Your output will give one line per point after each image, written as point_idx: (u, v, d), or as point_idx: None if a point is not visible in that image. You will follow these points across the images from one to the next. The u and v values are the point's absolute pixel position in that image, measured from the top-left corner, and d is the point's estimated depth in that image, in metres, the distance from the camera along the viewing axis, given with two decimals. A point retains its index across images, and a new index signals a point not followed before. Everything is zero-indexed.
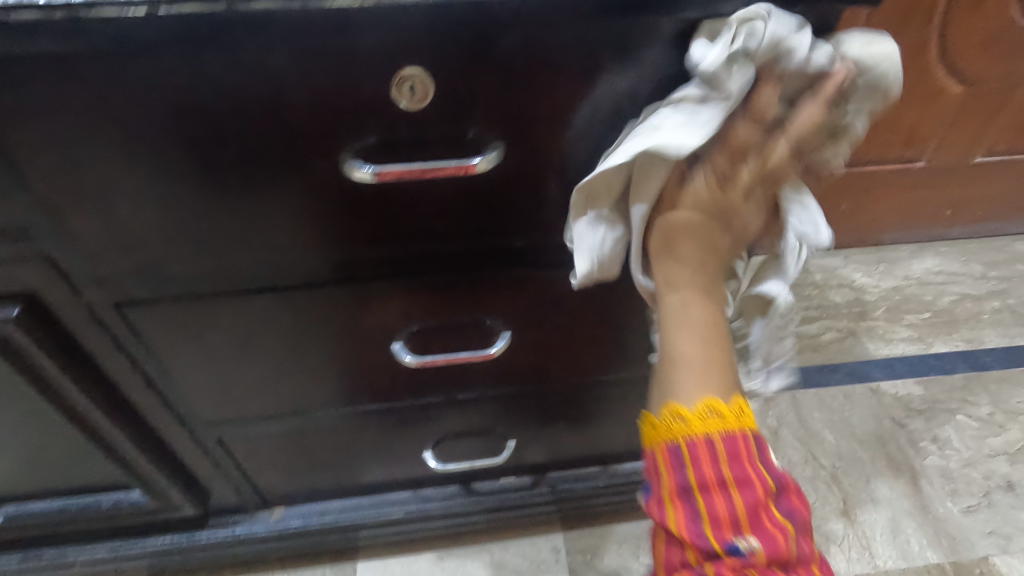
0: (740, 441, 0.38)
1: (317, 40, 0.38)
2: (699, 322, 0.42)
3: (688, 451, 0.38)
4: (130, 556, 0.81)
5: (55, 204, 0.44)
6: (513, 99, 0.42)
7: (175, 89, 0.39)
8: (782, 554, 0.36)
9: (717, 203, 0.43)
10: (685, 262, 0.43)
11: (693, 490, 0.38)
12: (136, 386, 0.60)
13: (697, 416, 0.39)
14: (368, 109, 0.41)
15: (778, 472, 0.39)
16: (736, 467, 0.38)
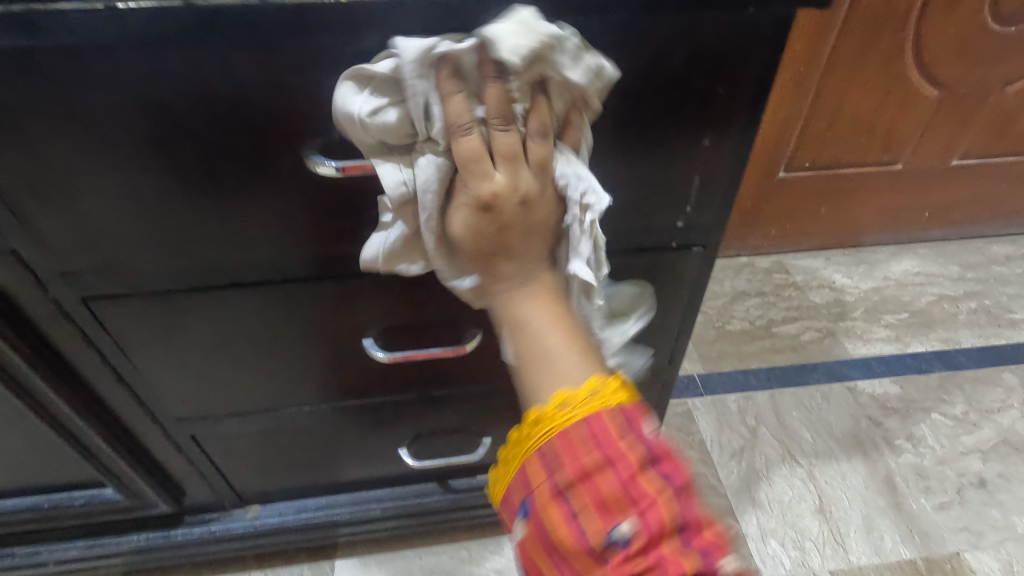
0: (597, 422, 0.39)
1: (277, 37, 0.38)
2: (547, 320, 0.44)
3: (552, 450, 0.40)
4: (105, 554, 0.80)
5: (18, 199, 0.44)
6: None
7: (135, 86, 0.39)
8: (658, 522, 0.36)
9: (518, 209, 0.41)
10: (516, 272, 0.44)
11: (565, 486, 0.38)
12: (107, 383, 0.60)
13: (546, 414, 0.41)
14: (332, 105, 0.42)
15: (645, 441, 0.39)
16: (597, 451, 0.38)
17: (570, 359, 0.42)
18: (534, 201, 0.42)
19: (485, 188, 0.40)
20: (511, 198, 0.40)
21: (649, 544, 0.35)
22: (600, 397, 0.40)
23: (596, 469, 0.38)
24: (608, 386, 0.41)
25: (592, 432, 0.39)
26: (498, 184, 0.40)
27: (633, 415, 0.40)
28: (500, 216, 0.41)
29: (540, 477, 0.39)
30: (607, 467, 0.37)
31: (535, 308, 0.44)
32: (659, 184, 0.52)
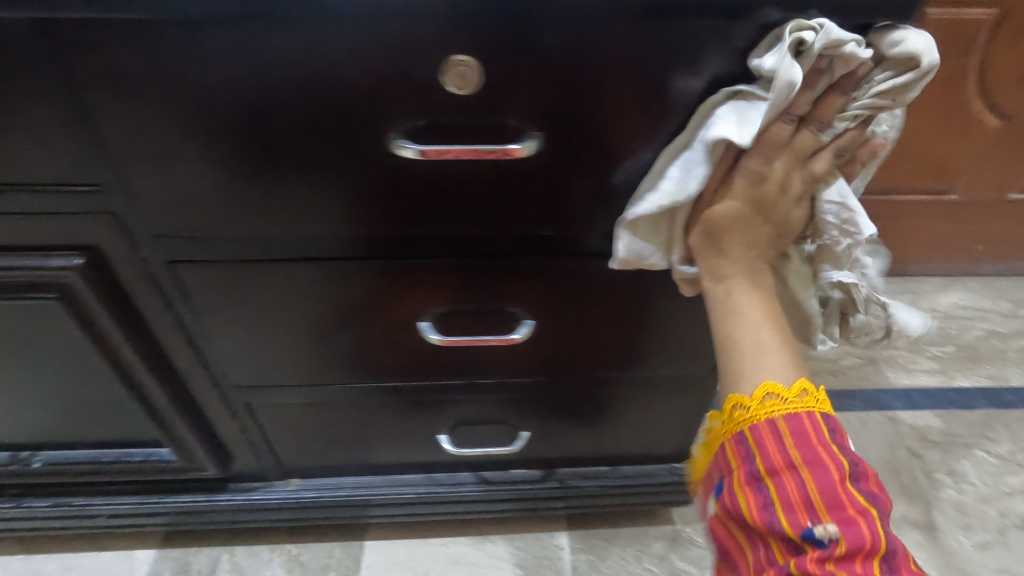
0: (807, 423, 0.43)
1: (378, 23, 0.41)
2: (758, 316, 0.48)
3: (754, 437, 0.44)
4: (153, 512, 0.85)
5: (127, 163, 0.48)
6: (553, 91, 0.45)
7: (244, 64, 0.43)
8: (866, 537, 0.38)
9: (753, 196, 0.47)
10: (739, 257, 0.49)
11: (764, 473, 0.43)
12: (178, 345, 0.63)
13: (757, 402, 0.45)
14: (418, 93, 0.44)
15: (853, 458, 0.42)
16: (804, 450, 0.42)
17: (784, 351, 0.47)
18: (772, 179, 0.46)
19: (761, 167, 0.46)
20: (776, 183, 0.46)
21: (851, 557, 0.37)
22: (811, 397, 0.45)
23: (799, 465, 0.42)
24: (823, 399, 0.46)
25: (801, 431, 0.43)
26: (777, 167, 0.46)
27: (840, 431, 0.44)
28: (760, 198, 0.47)
29: (735, 461, 0.45)
30: (810, 466, 0.41)
31: (752, 305, 0.49)
32: None
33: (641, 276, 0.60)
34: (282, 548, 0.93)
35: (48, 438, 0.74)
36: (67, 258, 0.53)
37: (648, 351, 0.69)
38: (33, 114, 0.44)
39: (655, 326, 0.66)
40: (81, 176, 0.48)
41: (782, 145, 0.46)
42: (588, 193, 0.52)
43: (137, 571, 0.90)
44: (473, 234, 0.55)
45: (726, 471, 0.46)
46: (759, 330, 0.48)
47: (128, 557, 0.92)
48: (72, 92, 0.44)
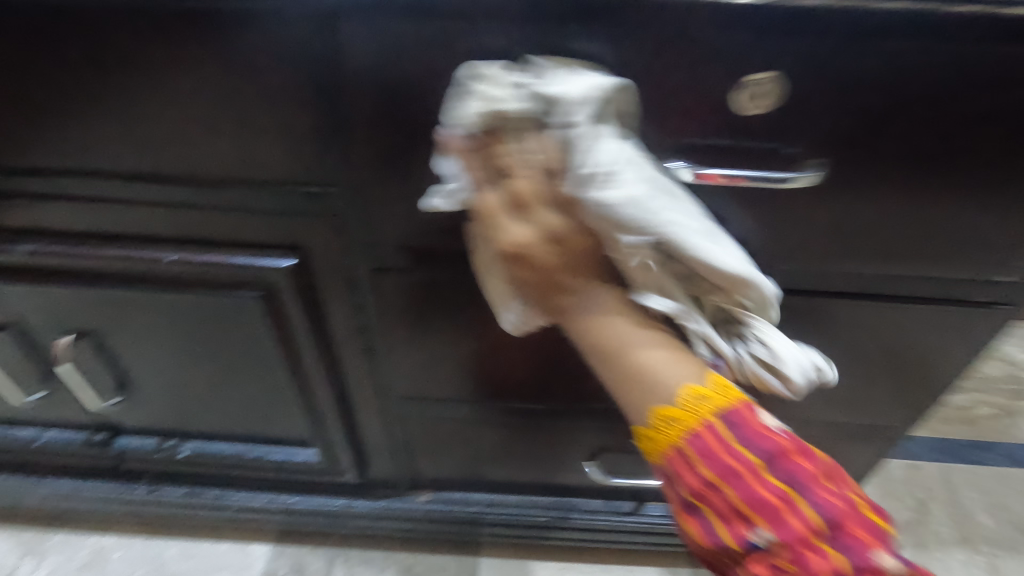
0: (706, 438, 0.39)
1: (682, 35, 0.37)
2: (654, 343, 0.42)
3: (671, 468, 0.41)
4: (280, 509, 0.84)
5: (365, 166, 0.46)
6: (852, 116, 0.40)
7: (519, 71, 0.40)
8: (795, 524, 0.36)
9: (544, 254, 0.40)
10: (580, 297, 0.42)
11: (694, 500, 0.40)
12: (352, 353, 0.61)
13: (656, 431, 0.41)
14: (702, 108, 0.40)
15: (761, 443, 0.38)
16: (714, 465, 0.39)
17: (671, 364, 0.41)
18: (546, 234, 0.39)
19: (522, 231, 0.39)
20: (540, 241, 0.39)
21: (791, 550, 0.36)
22: (705, 404, 0.40)
23: (719, 485, 0.39)
24: (717, 390, 0.40)
25: (705, 447, 0.39)
26: (527, 230, 0.39)
27: (742, 418, 0.39)
28: (541, 254, 0.39)
29: (669, 489, 0.42)
30: (729, 482, 0.38)
31: (633, 332, 0.42)
32: (994, 232, 0.47)
33: (863, 318, 0.55)
34: (397, 557, 0.91)
35: (199, 429, 0.73)
36: (278, 258, 0.52)
37: (836, 392, 0.64)
38: (287, 112, 0.43)
39: (854, 368, 0.61)
40: (316, 177, 0.47)
41: (517, 205, 0.38)
42: (845, 228, 0.47)
43: (254, 565, 0.90)
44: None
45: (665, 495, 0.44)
46: (643, 353, 0.41)
47: (244, 550, 0.91)
48: (335, 91, 0.42)
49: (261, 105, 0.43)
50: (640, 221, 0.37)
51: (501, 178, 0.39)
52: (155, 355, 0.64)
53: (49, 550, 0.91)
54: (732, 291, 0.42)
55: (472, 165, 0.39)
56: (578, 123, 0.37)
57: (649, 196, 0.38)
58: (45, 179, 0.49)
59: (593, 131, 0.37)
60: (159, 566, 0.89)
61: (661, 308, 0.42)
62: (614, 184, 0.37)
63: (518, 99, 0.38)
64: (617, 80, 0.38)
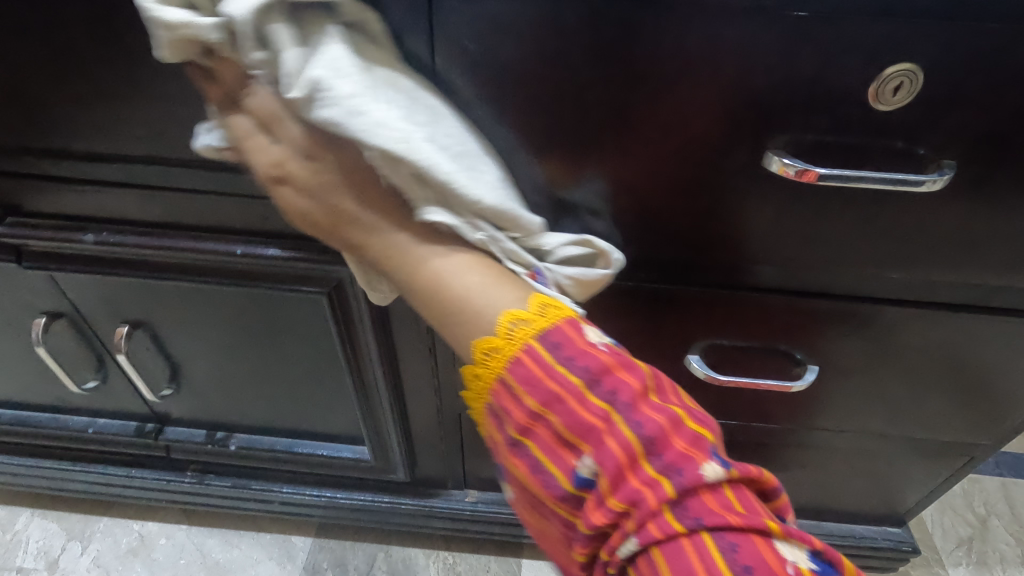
0: (527, 361, 0.31)
1: (824, 20, 0.34)
2: (460, 270, 0.36)
3: (496, 407, 0.33)
4: (325, 504, 0.83)
5: None
6: (997, 115, 0.36)
7: (628, 57, 0.36)
8: (617, 449, 0.28)
9: (310, 170, 0.36)
10: (371, 222, 0.37)
11: (518, 440, 0.31)
12: (414, 352, 0.59)
13: (478, 370, 0.34)
14: (826, 102, 0.37)
15: (584, 358, 0.31)
16: (536, 390, 0.31)
17: (492, 291, 0.35)
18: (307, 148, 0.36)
19: (272, 151, 0.36)
20: (296, 159, 0.36)
21: (621, 482, 0.28)
22: (523, 327, 0.33)
23: (541, 416, 0.30)
24: (538, 311, 0.33)
25: (526, 372, 0.31)
26: (279, 148, 0.36)
27: (566, 335, 0.32)
28: (304, 173, 0.36)
29: (496, 437, 0.33)
30: (551, 408, 0.30)
31: (436, 258, 0.36)
32: None
33: (965, 330, 0.52)
34: (438, 555, 0.90)
35: (250, 422, 0.72)
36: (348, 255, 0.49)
37: (921, 407, 0.61)
38: None
39: (946, 383, 0.57)
40: None
41: (263, 125, 0.36)
42: (966, 236, 0.43)
43: (296, 559, 0.89)
44: (801, 269, 0.47)
45: (493, 449, 0.34)
46: (459, 282, 0.36)
47: (286, 542, 0.91)
48: (429, 76, 0.40)
49: None
50: (368, 124, 0.33)
51: (238, 100, 0.36)
52: (213, 348, 0.63)
53: (93, 535, 0.91)
54: (496, 217, 0.37)
55: (213, 93, 0.36)
56: (275, 33, 0.33)
57: (363, 98, 0.33)
58: (114, 166, 0.47)
59: (280, 37, 0.33)
60: (202, 555, 0.89)
61: (444, 222, 0.36)
62: (325, 100, 0.33)
63: (200, 18, 0.32)
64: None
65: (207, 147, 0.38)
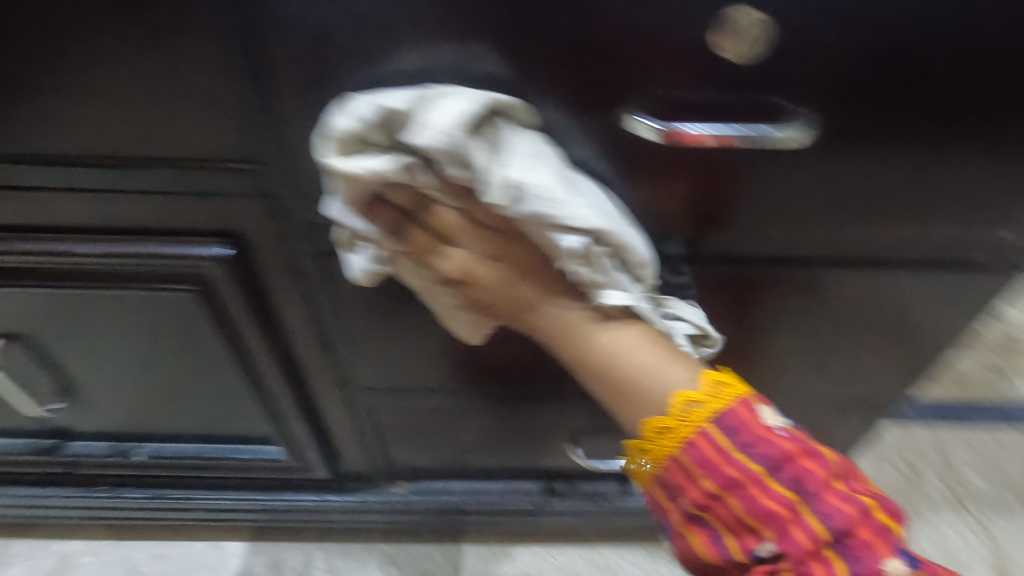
0: (703, 448, 0.40)
1: None
2: (632, 343, 0.42)
3: (669, 479, 0.42)
4: (252, 508, 0.80)
5: (297, 139, 0.40)
6: (844, 62, 0.35)
7: (467, 20, 0.34)
8: (802, 536, 0.37)
9: (490, 273, 0.41)
10: (543, 313, 0.43)
11: (699, 507, 0.41)
12: (310, 347, 0.56)
13: (648, 443, 0.43)
14: (674, 58, 0.35)
15: (762, 450, 0.38)
16: (716, 476, 0.39)
17: (665, 373, 0.42)
18: (489, 258, 0.41)
19: (459, 258, 0.41)
20: (478, 262, 0.41)
21: (801, 561, 0.37)
22: (699, 411, 0.40)
23: (723, 494, 0.39)
24: (711, 392, 0.41)
25: (703, 459, 0.40)
26: (459, 256, 0.41)
27: (738, 420, 0.39)
28: (485, 274, 0.41)
29: (665, 504, 0.43)
30: (733, 492, 0.39)
31: (608, 335, 0.42)
32: (996, 186, 0.42)
33: (855, 286, 0.51)
34: (379, 548, 0.88)
35: (156, 431, 0.69)
36: (211, 247, 0.47)
37: (825, 364, 0.61)
38: (209, 80, 0.37)
39: (845, 339, 0.58)
40: (242, 155, 0.41)
41: (445, 235, 0.40)
42: (835, 187, 0.43)
43: (231, 565, 0.86)
44: (687, 232, 0.47)
45: (661, 512, 0.44)
46: (633, 362, 0.42)
47: (219, 549, 0.88)
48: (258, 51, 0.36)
49: (177, 74, 0.37)
50: (571, 220, 0.36)
51: (417, 215, 0.40)
52: (98, 358, 0.59)
53: (11, 561, 0.86)
54: (632, 261, 0.41)
55: (386, 218, 0.39)
56: (463, 150, 0.34)
57: (559, 196, 0.36)
58: None
59: (473, 155, 0.34)
60: (130, 570, 0.86)
61: (620, 301, 0.41)
62: (521, 193, 0.36)
63: (387, 163, 0.34)
64: (443, 94, 0.34)
65: (366, 271, 0.43)
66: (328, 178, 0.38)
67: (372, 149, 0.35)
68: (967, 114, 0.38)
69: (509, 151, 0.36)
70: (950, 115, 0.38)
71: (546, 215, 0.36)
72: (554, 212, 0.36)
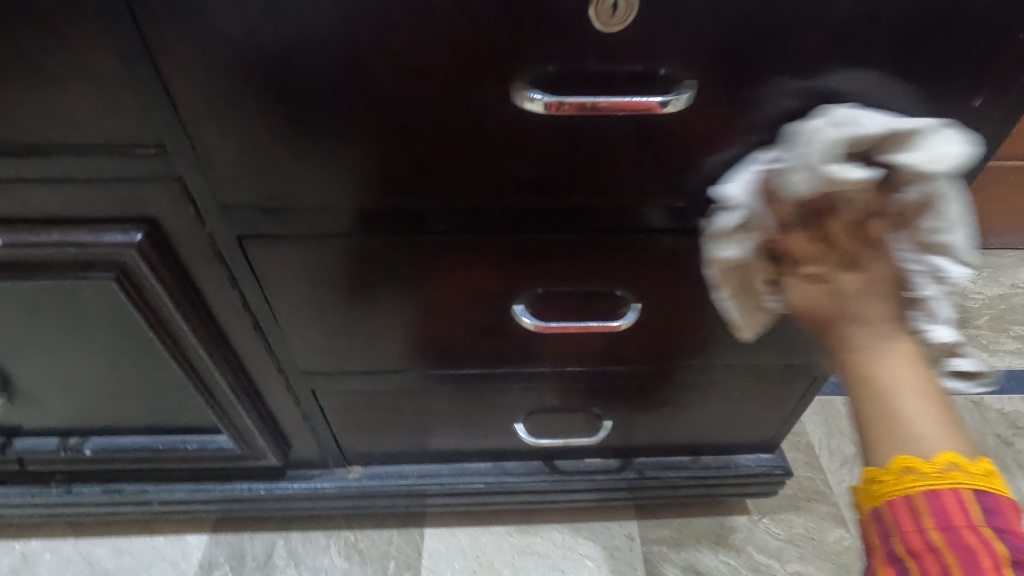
0: (948, 500, 0.37)
1: None
2: (915, 383, 0.39)
3: (891, 516, 0.39)
4: (208, 498, 0.81)
5: (196, 120, 0.41)
6: (718, 29, 0.37)
7: None
8: None
9: (849, 288, 0.41)
10: (860, 330, 0.41)
11: (904, 555, 0.37)
12: (242, 330, 0.57)
13: (888, 475, 0.39)
14: (553, 29, 0.36)
15: (1015, 540, 0.35)
16: (947, 530, 0.36)
17: (934, 426, 0.39)
18: (843, 276, 0.41)
19: (832, 268, 0.41)
20: (846, 275, 0.41)
21: None
22: (961, 475, 0.37)
23: (942, 548, 0.35)
24: (978, 471, 0.37)
25: (942, 511, 0.37)
26: (847, 270, 0.41)
27: (1000, 508, 0.36)
28: (841, 287, 0.41)
29: (874, 538, 0.39)
30: (955, 551, 0.35)
31: (901, 365, 0.40)
32: None
33: None
34: (340, 534, 0.89)
35: (101, 422, 0.69)
36: (125, 233, 0.47)
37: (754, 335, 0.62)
38: (95, 61, 0.37)
39: None
40: (144, 138, 0.41)
41: (824, 241, 0.42)
42: (734, 155, 0.44)
43: (191, 557, 0.87)
44: (599, 207, 0.48)
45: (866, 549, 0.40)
46: (907, 403, 0.39)
47: (180, 541, 0.88)
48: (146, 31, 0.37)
49: (65, 55, 0.37)
50: (954, 251, 0.39)
51: (826, 224, 0.41)
52: (29, 352, 0.59)
53: None
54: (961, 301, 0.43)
55: (782, 215, 0.41)
56: (936, 184, 0.37)
57: (965, 233, 0.39)
58: None
59: (944, 193, 0.38)
60: (91, 565, 0.86)
61: (944, 337, 0.42)
62: (947, 228, 0.39)
63: (865, 175, 0.37)
64: (941, 129, 0.38)
65: (732, 259, 0.44)
66: (755, 164, 0.42)
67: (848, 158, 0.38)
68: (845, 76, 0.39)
69: (957, 192, 0.38)
70: (829, 77, 0.39)
71: (952, 253, 0.40)
72: (955, 254, 0.40)
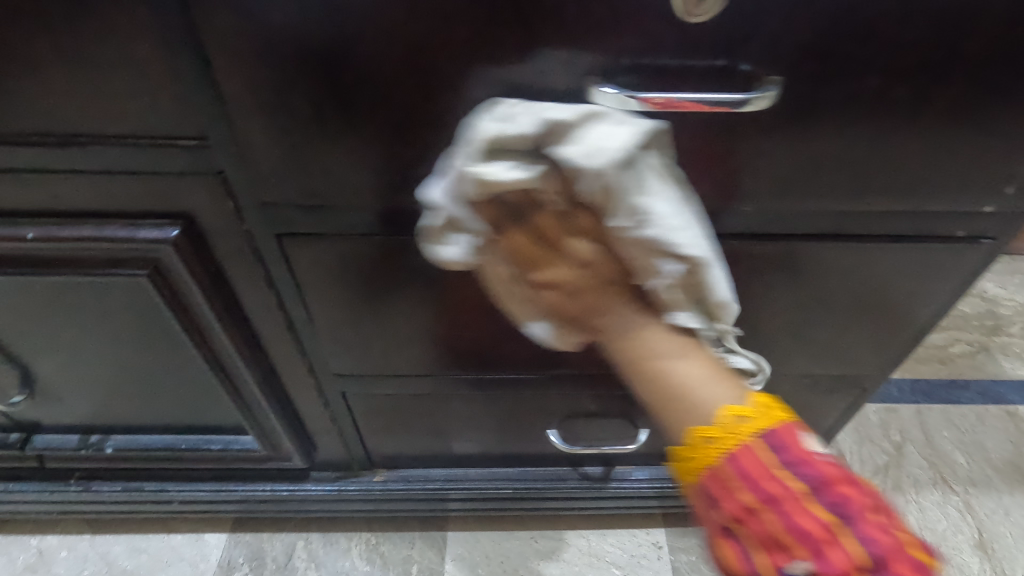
0: (745, 457, 0.33)
1: None
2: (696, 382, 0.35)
3: (706, 488, 0.35)
4: (229, 498, 0.79)
5: (239, 112, 0.38)
6: (807, 23, 0.34)
7: None
8: (844, 560, 0.29)
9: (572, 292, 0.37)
10: (611, 325, 0.37)
11: (732, 526, 0.33)
12: (274, 330, 0.55)
13: (690, 449, 0.35)
14: (630, 21, 0.34)
15: (807, 469, 0.32)
16: (756, 489, 0.32)
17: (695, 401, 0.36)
18: (568, 280, 0.36)
19: (558, 273, 0.36)
20: (568, 279, 0.36)
21: None
22: (751, 424, 0.34)
23: (757, 509, 0.32)
24: (758, 408, 0.34)
25: (748, 470, 0.33)
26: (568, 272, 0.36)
27: (785, 437, 0.33)
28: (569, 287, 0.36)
29: (703, 510, 0.36)
30: (768, 506, 0.32)
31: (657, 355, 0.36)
32: (974, 156, 0.41)
33: (832, 259, 0.50)
34: (361, 537, 0.87)
35: (122, 420, 0.67)
36: (160, 229, 0.44)
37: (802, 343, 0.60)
38: (135, 47, 0.35)
39: (821, 316, 0.57)
40: (185, 130, 0.39)
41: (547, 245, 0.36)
42: (807, 158, 0.41)
43: (210, 557, 0.85)
44: None
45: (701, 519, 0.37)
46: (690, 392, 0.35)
47: (198, 541, 0.87)
48: None
49: (103, 40, 0.34)
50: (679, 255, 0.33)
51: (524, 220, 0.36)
52: (53, 349, 0.57)
53: None
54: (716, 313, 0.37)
55: (493, 215, 0.36)
56: (603, 174, 0.31)
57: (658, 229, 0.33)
58: None
59: (623, 186, 0.32)
60: (108, 563, 0.84)
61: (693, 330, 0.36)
62: (638, 222, 0.33)
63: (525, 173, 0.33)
64: (606, 114, 0.33)
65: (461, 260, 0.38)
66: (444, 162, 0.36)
67: (510, 155, 0.33)
68: (937, 76, 0.36)
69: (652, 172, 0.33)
70: (921, 77, 0.36)
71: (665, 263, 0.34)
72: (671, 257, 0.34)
